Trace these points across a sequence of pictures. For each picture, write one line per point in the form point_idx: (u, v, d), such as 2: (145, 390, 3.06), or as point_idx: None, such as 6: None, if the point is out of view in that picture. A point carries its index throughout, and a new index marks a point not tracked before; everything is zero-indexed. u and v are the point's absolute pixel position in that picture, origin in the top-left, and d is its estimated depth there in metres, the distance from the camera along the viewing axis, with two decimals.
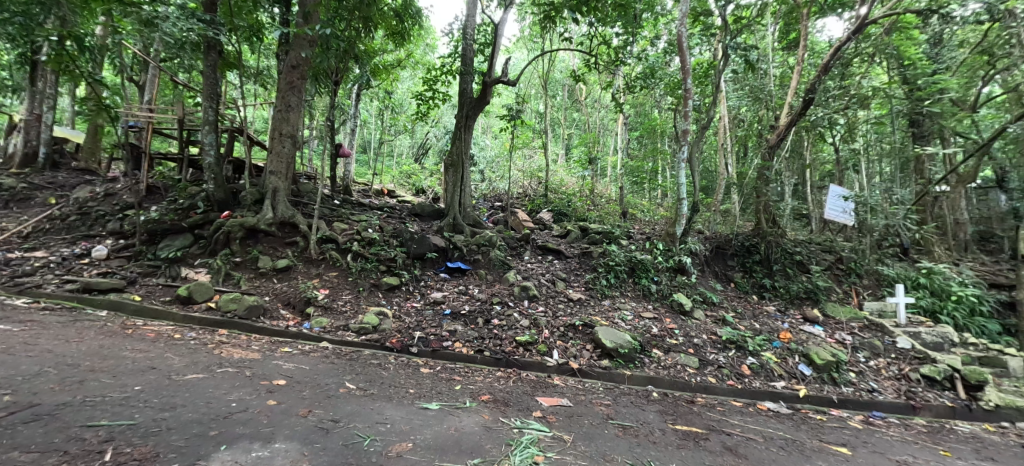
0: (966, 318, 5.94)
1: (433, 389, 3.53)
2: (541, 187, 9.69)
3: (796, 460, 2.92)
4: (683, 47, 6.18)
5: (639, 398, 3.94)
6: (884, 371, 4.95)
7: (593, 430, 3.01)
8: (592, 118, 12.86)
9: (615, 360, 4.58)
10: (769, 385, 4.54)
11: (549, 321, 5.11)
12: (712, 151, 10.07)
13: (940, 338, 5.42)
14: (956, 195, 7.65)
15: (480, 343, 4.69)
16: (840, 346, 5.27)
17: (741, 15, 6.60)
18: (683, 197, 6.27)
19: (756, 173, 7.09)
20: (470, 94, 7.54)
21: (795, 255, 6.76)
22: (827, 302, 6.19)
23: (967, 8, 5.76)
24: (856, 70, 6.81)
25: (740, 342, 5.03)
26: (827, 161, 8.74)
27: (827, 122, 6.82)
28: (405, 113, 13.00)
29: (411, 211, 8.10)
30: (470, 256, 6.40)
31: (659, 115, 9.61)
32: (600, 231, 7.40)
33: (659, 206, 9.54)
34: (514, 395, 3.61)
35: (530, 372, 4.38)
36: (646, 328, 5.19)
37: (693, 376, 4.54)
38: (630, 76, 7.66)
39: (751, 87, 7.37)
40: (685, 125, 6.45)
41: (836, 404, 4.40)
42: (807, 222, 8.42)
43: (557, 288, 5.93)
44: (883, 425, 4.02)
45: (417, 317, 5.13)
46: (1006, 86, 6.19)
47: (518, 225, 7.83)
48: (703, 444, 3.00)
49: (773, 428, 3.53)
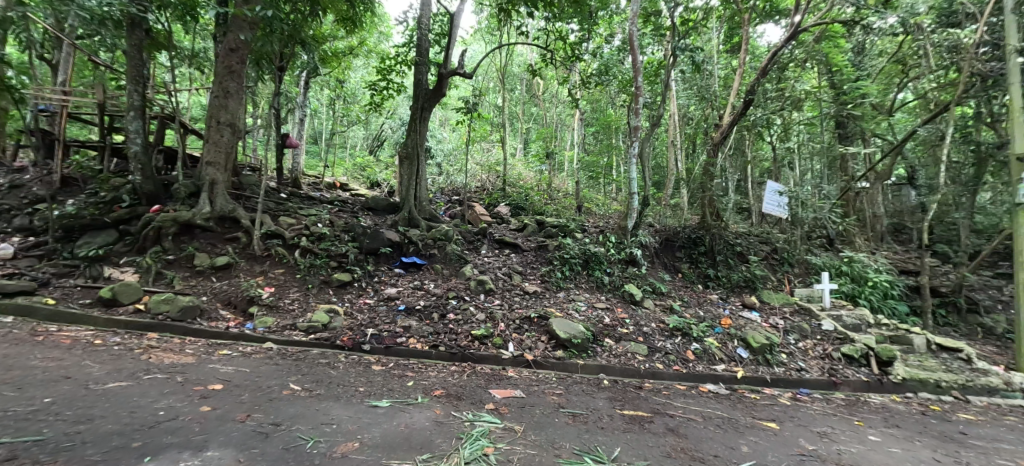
0: (879, 301, 6.63)
1: (384, 387, 3.46)
2: (499, 182, 9.67)
3: (732, 437, 3.12)
4: (635, 46, 6.36)
5: (590, 386, 4.07)
6: (811, 352, 5.40)
7: (544, 420, 3.08)
8: (549, 112, 12.96)
9: (568, 351, 4.70)
10: (710, 368, 4.84)
11: (505, 314, 5.16)
12: (663, 147, 10.48)
13: (859, 319, 5.99)
14: (873, 191, 8.44)
15: (435, 338, 4.65)
16: (774, 330, 5.70)
17: (689, 17, 6.88)
18: (633, 191, 6.48)
19: (702, 169, 7.38)
20: (425, 85, 7.39)
21: (735, 246, 7.20)
22: (763, 289, 6.66)
23: (885, 20, 6.32)
24: (791, 73, 7.29)
25: (685, 329, 5.32)
26: (765, 158, 9.34)
27: (765, 123, 7.31)
28: (358, 103, 12.54)
29: (364, 205, 7.84)
30: (426, 250, 6.31)
31: (613, 111, 9.87)
32: (556, 224, 7.51)
33: (613, 200, 9.86)
34: (467, 389, 3.61)
35: (485, 365, 4.39)
36: (598, 318, 5.37)
37: (641, 363, 4.74)
38: (586, 73, 7.82)
39: (698, 86, 7.84)
40: (636, 121, 6.63)
41: (769, 384, 4.76)
42: (747, 216, 9.00)
43: (512, 281, 5.96)
44: (809, 401, 4.39)
45: (370, 313, 5.01)
46: (916, 93, 6.86)
47: (475, 219, 7.81)
48: (647, 427, 3.15)
49: (712, 408, 3.77)
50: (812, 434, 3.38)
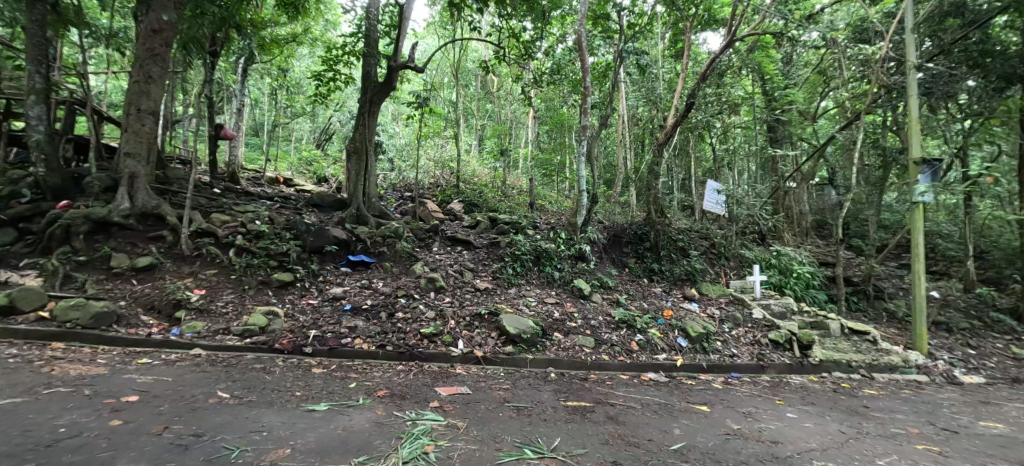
0: (802, 290, 7.26)
1: (324, 390, 3.34)
2: (453, 178, 9.57)
3: (666, 421, 3.30)
4: (585, 48, 6.51)
5: (537, 379, 4.15)
6: (742, 339, 5.81)
7: (488, 415, 3.10)
8: (504, 110, 12.96)
9: (518, 345, 4.76)
10: (653, 358, 5.09)
11: (455, 311, 5.14)
12: (614, 146, 10.81)
13: (784, 307, 6.53)
14: (799, 190, 9.19)
15: (382, 338, 4.54)
16: (711, 320, 6.08)
17: (636, 22, 7.13)
18: (583, 188, 6.65)
19: (648, 168, 7.69)
20: (375, 78, 7.15)
21: (678, 241, 7.57)
22: (702, 282, 7.08)
23: (809, 34, 6.89)
24: (729, 80, 7.75)
25: (630, 322, 5.55)
26: (706, 159, 9.88)
27: (705, 125, 7.76)
28: (303, 94, 11.92)
29: (308, 201, 7.47)
30: (374, 248, 6.13)
31: (566, 110, 10.06)
32: (509, 221, 7.55)
33: (565, 197, 10.06)
34: (412, 388, 3.56)
35: (433, 363, 4.35)
36: (548, 313, 5.48)
37: (588, 355, 4.90)
38: (538, 71, 7.91)
39: (645, 89, 8.16)
40: (585, 121, 6.79)
41: (705, 370, 5.08)
42: (690, 212, 9.50)
43: (464, 278, 5.93)
44: (739, 384, 4.73)
45: (314, 314, 4.80)
46: (834, 102, 7.53)
47: (427, 215, 7.67)
48: (589, 416, 3.26)
49: (651, 395, 3.97)
50: (737, 414, 3.65)
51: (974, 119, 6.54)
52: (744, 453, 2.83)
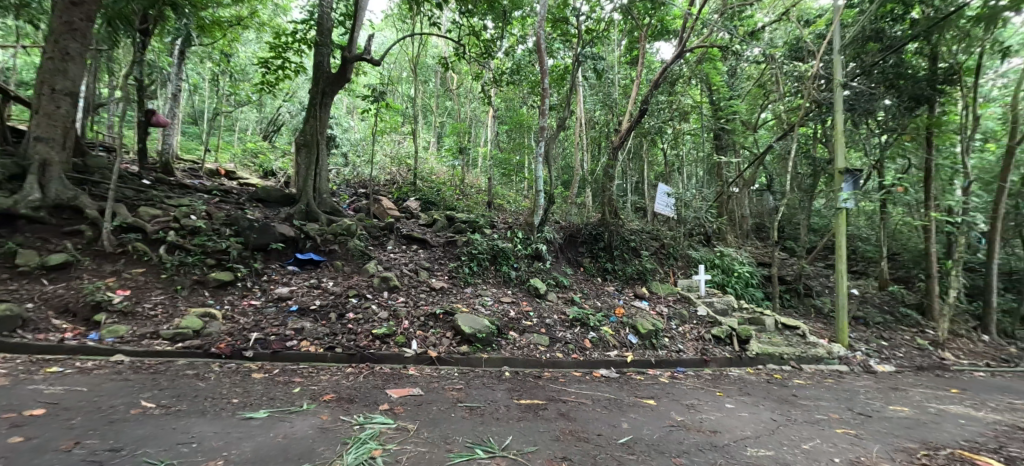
0: (742, 288, 7.72)
1: (264, 396, 3.16)
2: (410, 176, 9.35)
3: (615, 416, 3.41)
4: (544, 50, 6.56)
5: (492, 379, 4.15)
6: (688, 335, 6.10)
7: (440, 416, 3.06)
8: (464, 108, 12.85)
9: (473, 345, 4.74)
10: (605, 355, 5.23)
11: (409, 311, 5.03)
12: (571, 148, 11.02)
13: (726, 305, 6.92)
14: (741, 196, 9.77)
15: (331, 340, 4.37)
16: (659, 317, 6.34)
17: (594, 28, 7.29)
18: (540, 189, 6.70)
19: (603, 170, 7.87)
20: (328, 69, 6.83)
21: (630, 242, 7.82)
22: (652, 281, 7.37)
23: (752, 50, 7.33)
24: (680, 88, 8.10)
25: (583, 320, 5.67)
26: (657, 163, 10.29)
27: (657, 131, 8.10)
28: (248, 82, 11.21)
29: (251, 195, 7.03)
30: (324, 247, 5.88)
31: (525, 111, 10.12)
32: (466, 220, 7.49)
33: (523, 197, 10.14)
34: (361, 391, 3.44)
35: (385, 365, 4.23)
36: (504, 312, 5.49)
37: (543, 353, 4.96)
38: (498, 71, 7.90)
39: (602, 93, 8.38)
40: (544, 121, 6.83)
41: (653, 365, 5.29)
42: (642, 214, 9.86)
43: (419, 277, 5.82)
44: (684, 378, 4.96)
45: (256, 316, 4.53)
46: (774, 113, 8.07)
47: (382, 213, 7.47)
48: (541, 414, 3.29)
49: (602, 391, 4.07)
50: (681, 406, 3.83)
51: (891, 134, 7.23)
52: (686, 443, 2.96)
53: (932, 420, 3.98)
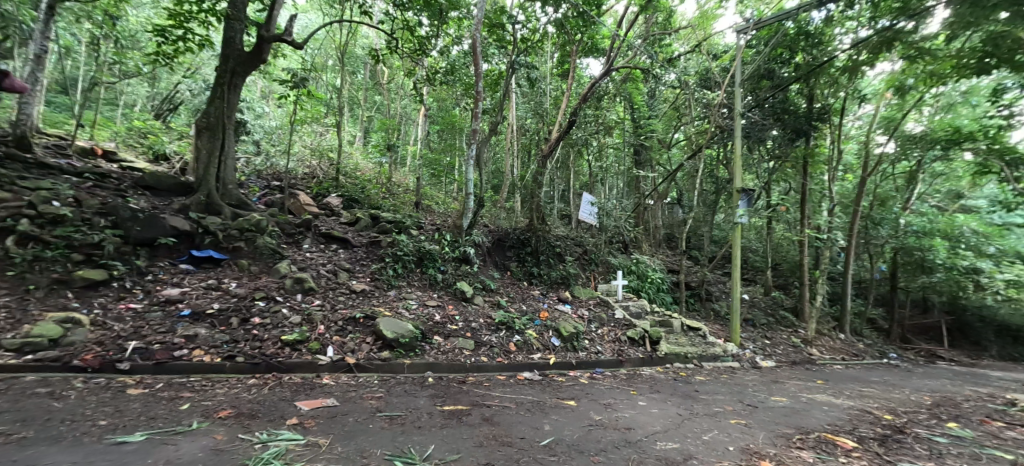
0: (654, 293, 8.31)
1: (143, 415, 2.74)
2: (332, 170, 8.79)
3: (538, 418, 3.44)
4: (479, 54, 6.54)
5: (414, 385, 4.00)
6: (606, 336, 6.40)
7: (356, 428, 2.86)
8: (394, 104, 12.40)
9: (395, 351, 4.53)
10: (529, 357, 5.30)
11: (325, 315, 4.68)
12: (501, 153, 11.10)
13: (641, 308, 7.38)
14: (656, 207, 10.53)
15: (231, 348, 3.92)
16: (581, 320, 6.58)
17: (529, 37, 7.43)
18: (470, 191, 6.61)
19: (532, 177, 8.00)
20: (240, 46, 6.17)
21: (556, 248, 8.05)
22: (575, 285, 7.62)
23: (668, 75, 7.96)
24: (605, 104, 8.53)
25: (509, 323, 5.70)
26: (583, 173, 10.73)
27: (584, 142, 8.49)
28: (139, 51, 9.79)
29: (136, 181, 6.11)
30: (227, 243, 5.28)
31: (458, 112, 10.02)
32: (391, 220, 7.18)
33: (453, 199, 10.00)
34: (266, 405, 3.12)
35: (295, 374, 3.89)
36: (429, 316, 5.33)
37: (468, 358, 4.89)
38: (431, 69, 7.73)
39: (534, 102, 8.56)
40: (476, 125, 6.79)
41: (574, 367, 5.46)
42: (568, 220, 10.21)
43: (338, 279, 5.46)
44: (602, 378, 5.18)
45: (136, 321, 3.93)
46: (687, 134, 8.81)
47: (298, 210, 6.91)
48: (465, 420, 3.22)
49: (525, 394, 4.11)
50: (600, 406, 3.98)
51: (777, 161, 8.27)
52: (603, 441, 3.08)
53: (805, 408, 4.57)
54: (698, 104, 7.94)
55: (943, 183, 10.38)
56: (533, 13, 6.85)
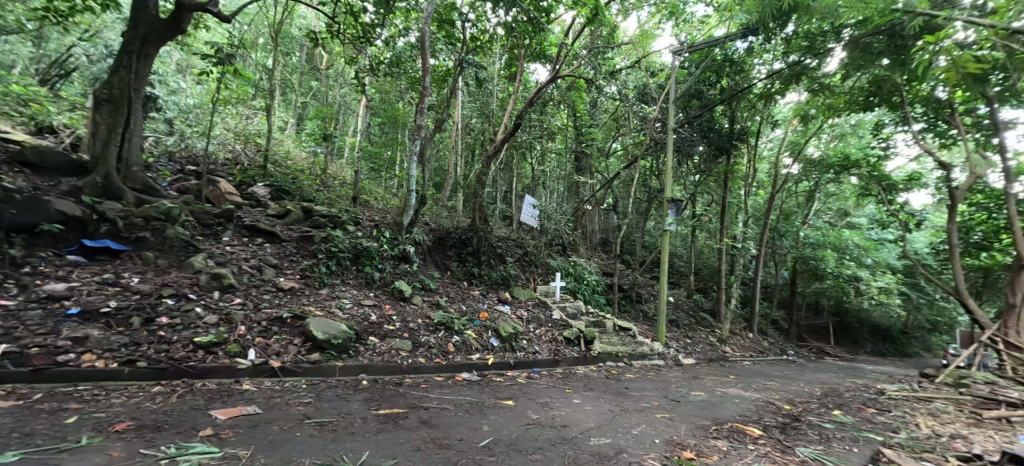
0: (589, 295, 8.63)
1: (17, 432, 2.36)
2: (259, 158, 8.13)
3: (476, 419, 3.43)
4: (427, 48, 6.39)
5: (347, 389, 3.82)
6: (544, 337, 6.54)
7: (281, 437, 2.67)
8: (332, 92, 11.77)
9: (326, 353, 4.29)
10: (467, 358, 5.27)
11: (247, 316, 4.33)
12: (445, 151, 10.94)
13: (577, 309, 7.62)
14: (594, 212, 10.92)
15: (131, 352, 3.50)
16: (519, 321, 6.65)
17: (478, 37, 7.39)
18: (412, 188, 6.41)
19: (476, 176, 7.95)
20: (154, 12, 5.43)
21: (497, 248, 8.08)
22: (515, 286, 7.69)
23: (610, 87, 8.32)
24: (550, 110, 8.72)
25: (448, 323, 5.62)
26: (526, 175, 10.87)
27: (528, 146, 8.60)
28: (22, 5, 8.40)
29: (10, 153, 5.22)
30: (129, 234, 4.70)
31: (401, 106, 9.73)
32: (325, 214, 6.79)
33: (392, 195, 9.69)
34: (175, 415, 2.82)
35: (209, 380, 3.56)
36: (364, 316, 5.11)
37: (404, 359, 4.76)
38: (375, 59, 7.44)
39: (480, 102, 8.52)
40: (420, 121, 6.61)
41: (512, 367, 5.52)
42: (509, 222, 10.29)
43: (263, 276, 5.07)
44: (539, 378, 5.28)
45: (8, 322, 3.37)
46: (626, 143, 9.24)
47: (218, 199, 6.30)
48: (401, 423, 3.13)
49: (463, 395, 4.07)
50: (537, 405, 4.05)
51: (703, 174, 8.95)
52: (541, 439, 3.13)
53: (720, 401, 4.97)
54: (637, 116, 8.35)
55: (834, 202, 11.86)
56: (483, 13, 6.82)
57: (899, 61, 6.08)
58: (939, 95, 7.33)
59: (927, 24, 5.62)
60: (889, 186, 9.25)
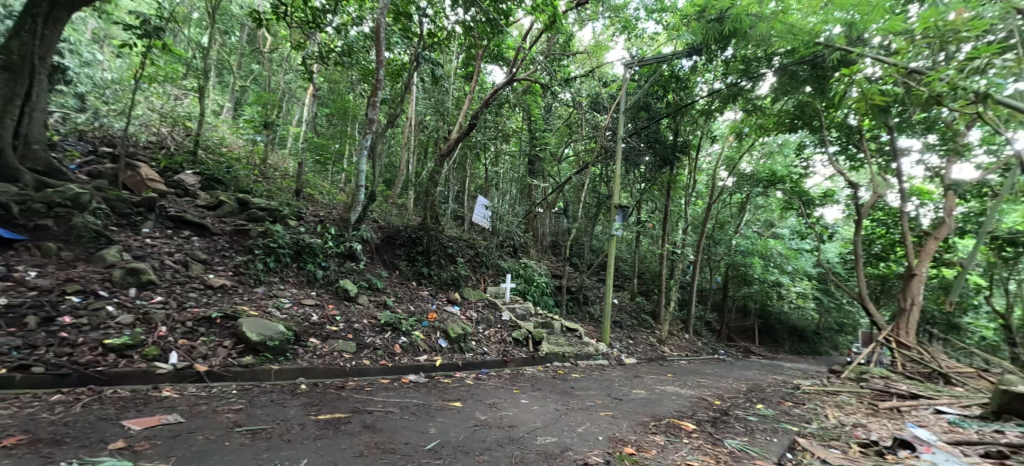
0: (538, 296, 8.76)
1: None
2: (189, 143, 7.50)
3: (422, 422, 3.38)
4: (382, 40, 6.21)
5: (283, 394, 3.62)
6: (493, 337, 6.56)
7: (207, 447, 2.48)
8: (276, 77, 11.10)
9: (260, 355, 4.04)
10: (414, 359, 5.17)
11: (169, 316, 3.98)
12: (397, 147, 10.67)
13: (526, 310, 7.71)
14: (545, 215, 11.10)
15: (25, 356, 3.11)
16: (468, 322, 6.63)
17: (436, 33, 7.29)
18: (360, 183, 6.19)
19: (429, 175, 7.83)
20: None
21: (448, 248, 7.99)
22: (465, 287, 7.65)
23: (564, 94, 8.52)
24: (505, 112, 8.78)
25: (395, 324, 5.49)
26: (479, 176, 10.84)
27: (482, 146, 8.60)
28: None
29: None
30: (26, 221, 4.17)
31: (352, 98, 9.37)
32: (263, 207, 6.39)
33: (339, 190, 9.30)
34: (80, 427, 2.54)
35: (121, 387, 3.24)
36: (304, 316, 4.87)
37: (347, 361, 4.59)
38: (325, 47, 7.12)
39: (435, 99, 8.41)
40: (372, 114, 6.41)
41: (460, 368, 5.49)
42: (460, 221, 10.21)
43: (190, 272, 4.69)
44: (487, 378, 5.29)
45: None
46: (578, 149, 9.48)
47: (138, 187, 5.72)
48: (343, 429, 3.02)
49: (409, 398, 3.99)
50: (485, 406, 4.06)
51: (648, 183, 9.39)
52: (488, 440, 3.14)
53: (658, 398, 5.24)
54: (589, 123, 8.61)
55: (762, 213, 12.88)
56: (442, 10, 6.74)
57: (819, 89, 6.75)
58: (851, 122, 8.21)
59: (842, 59, 6.26)
60: (808, 201, 10.21)
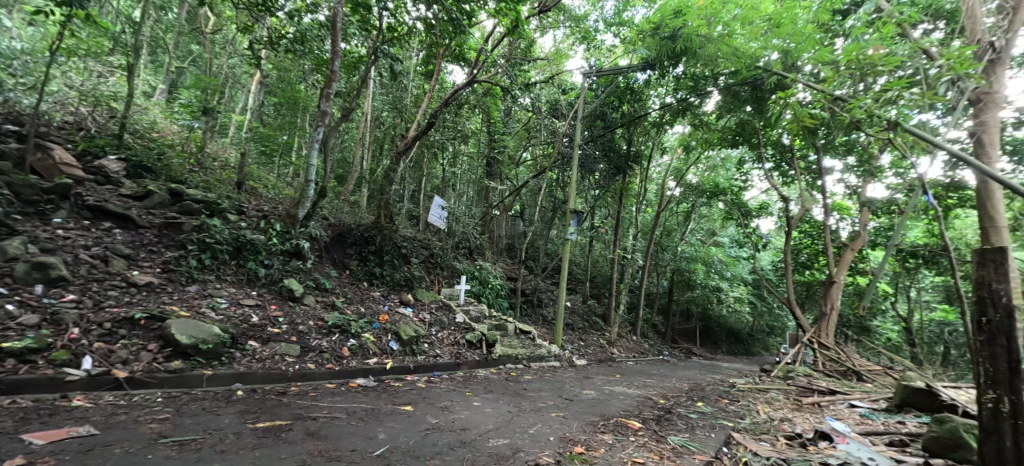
0: (493, 298, 8.77)
1: None
2: (115, 126, 6.84)
3: (370, 427, 3.28)
4: (338, 31, 5.98)
5: (216, 401, 3.39)
6: (446, 340, 6.49)
7: (126, 462, 2.28)
8: (218, 61, 10.38)
9: (190, 360, 3.76)
10: (363, 363, 5.01)
11: (83, 317, 3.62)
12: (350, 142, 10.30)
13: (480, 313, 7.70)
14: (501, 218, 11.13)
15: None
16: (421, 324, 6.52)
17: (395, 28, 7.13)
18: (311, 178, 5.93)
19: (384, 172, 7.62)
20: None
21: (401, 248, 7.82)
22: (419, 288, 7.51)
23: (524, 98, 8.60)
24: (464, 113, 8.73)
25: (344, 326, 5.30)
26: (435, 175, 10.69)
27: (440, 145, 8.49)
28: None
29: None
30: None
31: (303, 89, 8.94)
32: (199, 199, 5.95)
33: (285, 185, 8.83)
34: None
35: (22, 396, 2.91)
36: (243, 318, 4.59)
37: (290, 365, 4.37)
38: (275, 33, 6.75)
39: (393, 95, 8.21)
40: (325, 106, 6.16)
41: (411, 371, 5.39)
42: (415, 221, 10.02)
43: (110, 269, 4.28)
44: (439, 381, 5.23)
45: None
46: (536, 153, 9.59)
47: (49, 172, 5.14)
48: (283, 437, 2.87)
49: (357, 402, 3.87)
50: (436, 409, 4.01)
51: (602, 189, 9.66)
52: (439, 444, 3.11)
53: (607, 398, 5.41)
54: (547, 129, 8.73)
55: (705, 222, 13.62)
56: (402, 5, 6.59)
57: (759, 109, 7.26)
58: (785, 141, 8.89)
59: (779, 83, 6.77)
60: (747, 212, 10.93)
